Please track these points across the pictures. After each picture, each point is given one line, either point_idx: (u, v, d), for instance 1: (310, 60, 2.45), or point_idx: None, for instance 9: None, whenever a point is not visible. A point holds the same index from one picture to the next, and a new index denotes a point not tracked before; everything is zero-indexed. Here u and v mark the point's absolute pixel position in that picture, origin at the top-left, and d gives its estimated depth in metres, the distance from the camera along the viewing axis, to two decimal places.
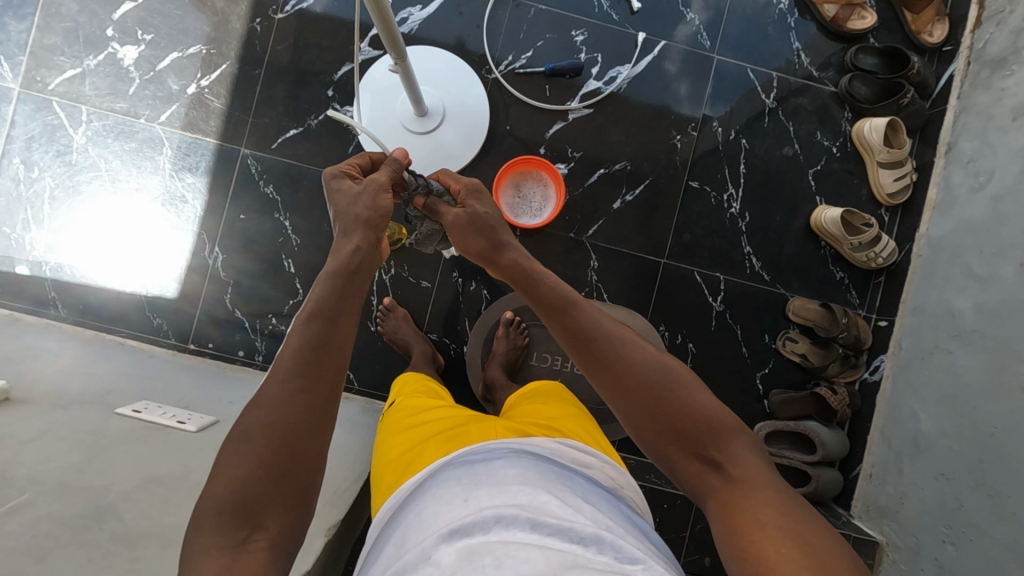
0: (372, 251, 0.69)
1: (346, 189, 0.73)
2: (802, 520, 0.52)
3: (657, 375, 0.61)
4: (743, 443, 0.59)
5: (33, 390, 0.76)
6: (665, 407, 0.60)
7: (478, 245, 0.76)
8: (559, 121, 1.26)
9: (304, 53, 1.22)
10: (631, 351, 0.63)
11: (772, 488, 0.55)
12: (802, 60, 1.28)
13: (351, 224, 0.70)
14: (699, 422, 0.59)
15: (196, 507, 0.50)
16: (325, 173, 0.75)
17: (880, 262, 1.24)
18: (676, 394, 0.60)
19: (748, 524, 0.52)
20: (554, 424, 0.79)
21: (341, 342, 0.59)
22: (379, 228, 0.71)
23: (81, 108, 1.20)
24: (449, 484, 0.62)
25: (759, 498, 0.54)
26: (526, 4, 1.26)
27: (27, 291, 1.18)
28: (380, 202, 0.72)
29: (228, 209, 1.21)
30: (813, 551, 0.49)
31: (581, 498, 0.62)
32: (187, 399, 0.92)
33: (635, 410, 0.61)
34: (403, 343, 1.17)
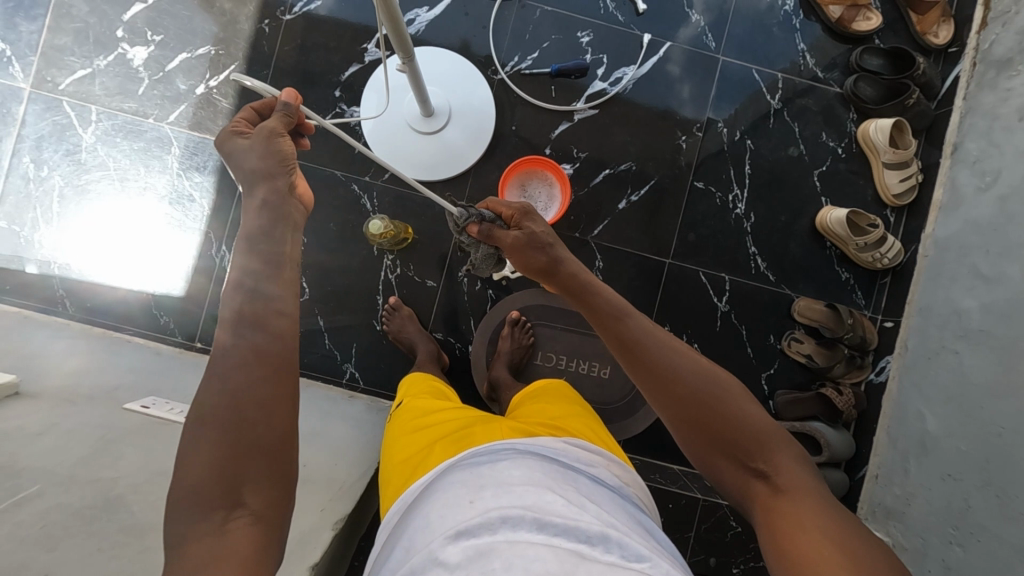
0: (282, 201, 0.64)
1: (238, 145, 0.65)
2: (849, 528, 0.52)
3: (709, 386, 0.61)
4: (792, 454, 0.58)
5: (42, 385, 0.77)
6: (715, 417, 0.60)
7: (533, 255, 0.76)
8: (565, 121, 1.26)
9: (312, 54, 1.23)
10: (681, 360, 0.63)
11: (819, 500, 0.55)
12: (808, 61, 1.29)
13: (252, 178, 0.64)
14: (750, 432, 0.59)
15: (172, 488, 0.50)
16: (214, 139, 0.67)
17: (886, 263, 1.23)
18: (728, 404, 0.60)
19: (795, 532, 0.52)
20: (560, 424, 0.79)
21: (268, 299, 0.58)
22: (283, 175, 0.64)
23: (91, 108, 1.21)
24: (455, 487, 0.62)
25: (807, 509, 0.54)
26: (532, 5, 1.26)
27: (36, 289, 1.19)
28: (276, 148, 0.64)
29: (235, 208, 1.22)
30: (857, 558, 0.49)
31: (587, 498, 0.62)
32: (194, 396, 0.92)
33: (684, 419, 0.61)
34: (409, 341, 1.18)
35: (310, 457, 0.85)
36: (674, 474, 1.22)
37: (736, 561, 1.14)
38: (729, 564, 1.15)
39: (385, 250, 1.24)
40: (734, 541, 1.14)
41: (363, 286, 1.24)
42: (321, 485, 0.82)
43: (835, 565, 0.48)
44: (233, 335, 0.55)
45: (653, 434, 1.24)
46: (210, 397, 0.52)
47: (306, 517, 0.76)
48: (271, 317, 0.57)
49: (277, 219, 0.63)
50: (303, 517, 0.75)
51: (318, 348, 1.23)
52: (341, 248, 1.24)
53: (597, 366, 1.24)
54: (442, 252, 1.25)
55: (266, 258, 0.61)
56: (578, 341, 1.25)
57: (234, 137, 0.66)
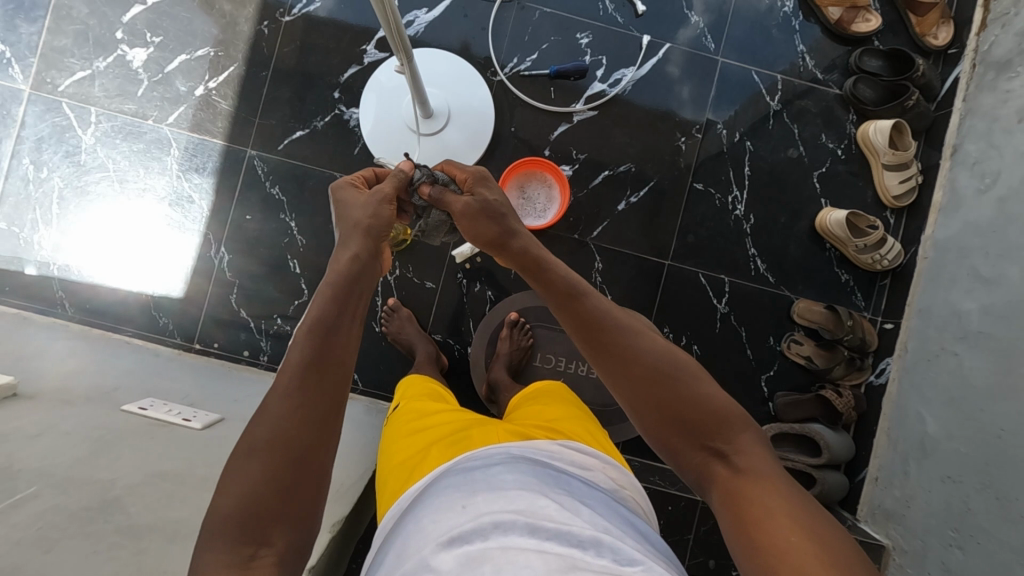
0: (372, 259, 0.68)
1: (350, 197, 0.74)
2: (807, 509, 0.52)
3: (666, 364, 0.61)
4: (750, 435, 0.59)
5: (40, 386, 0.77)
6: (672, 397, 0.60)
7: (490, 231, 0.74)
8: (564, 122, 1.26)
9: (311, 55, 1.23)
10: (639, 341, 0.63)
11: (778, 479, 0.55)
12: (807, 63, 1.28)
13: (350, 230, 0.69)
14: (707, 411, 0.59)
15: (205, 521, 0.50)
16: (331, 185, 0.76)
17: (886, 264, 1.23)
18: (685, 383, 0.60)
19: (756, 513, 0.52)
20: (556, 426, 0.79)
21: (342, 351, 0.59)
22: (379, 236, 0.70)
23: (91, 110, 1.21)
24: (448, 492, 0.62)
25: (766, 487, 0.54)
26: (531, 7, 1.26)
27: (35, 290, 1.19)
28: (382, 210, 0.72)
29: (235, 210, 1.22)
30: (819, 539, 0.49)
31: (581, 502, 0.62)
32: (193, 397, 0.92)
33: (641, 399, 0.61)
34: (407, 343, 1.17)
35: None
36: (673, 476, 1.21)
37: (735, 563, 1.14)
38: (728, 566, 1.14)
39: None
40: None
41: None
42: None
43: (796, 547, 0.48)
44: (294, 380, 0.56)
45: None
46: (259, 439, 0.53)
47: None
48: (339, 371, 0.58)
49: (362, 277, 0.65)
50: None
51: None
52: None
53: None
54: (442, 254, 1.25)
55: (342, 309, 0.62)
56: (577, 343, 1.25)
57: (348, 189, 0.75)
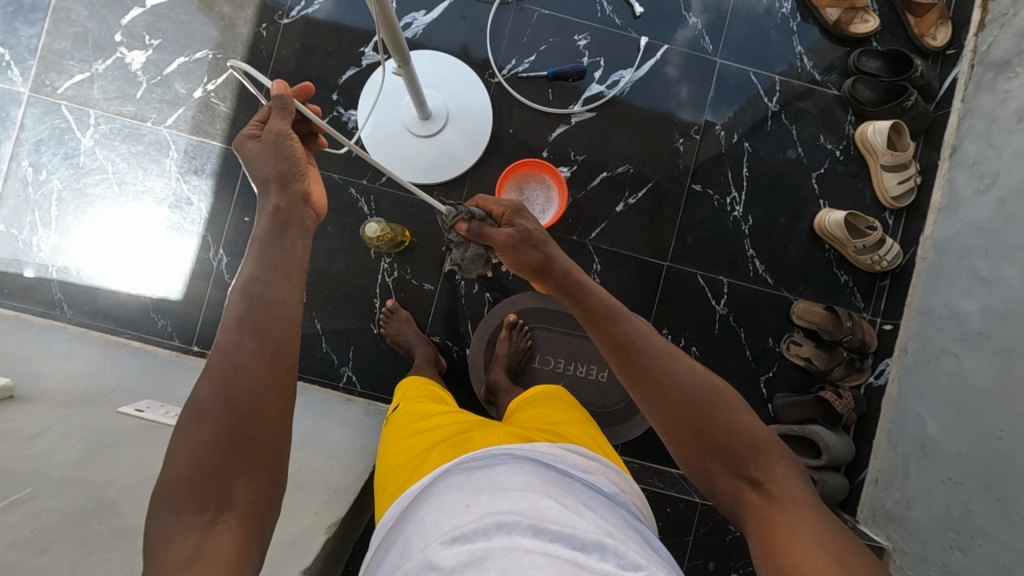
0: (294, 207, 0.68)
1: (251, 148, 0.70)
2: (840, 539, 0.52)
3: (705, 390, 0.62)
4: (785, 464, 0.59)
5: (37, 388, 0.77)
6: (710, 422, 0.60)
7: (532, 258, 0.74)
8: (562, 124, 1.26)
9: (310, 58, 1.23)
10: (677, 365, 0.63)
11: (811, 509, 0.55)
12: (806, 64, 1.28)
13: (266, 186, 0.68)
14: (744, 439, 0.59)
15: (156, 491, 0.50)
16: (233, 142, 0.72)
17: (885, 266, 1.23)
18: (723, 409, 0.60)
19: (788, 538, 0.52)
20: (556, 429, 0.79)
21: (280, 301, 0.59)
22: (295, 179, 0.69)
23: (90, 112, 1.21)
24: (451, 491, 0.62)
25: (799, 515, 0.54)
26: (529, 8, 1.26)
27: (34, 293, 1.19)
28: (285, 150, 0.68)
29: (233, 212, 1.22)
30: (854, 566, 0.49)
31: (584, 504, 0.62)
32: (191, 399, 0.92)
33: (677, 424, 0.61)
34: (406, 344, 1.17)
35: (306, 461, 0.85)
36: (673, 477, 1.21)
37: (734, 565, 1.14)
38: (728, 568, 1.14)
39: (382, 253, 1.24)
40: (733, 546, 1.13)
41: (360, 289, 1.24)
42: (316, 488, 0.82)
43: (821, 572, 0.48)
44: (235, 336, 0.56)
45: (651, 437, 1.24)
46: (204, 399, 0.53)
47: (300, 521, 0.75)
48: (278, 320, 0.58)
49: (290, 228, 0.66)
50: (297, 519, 0.75)
51: (315, 351, 1.23)
52: (338, 251, 1.24)
53: (595, 369, 1.24)
54: (440, 255, 1.25)
55: (274, 265, 0.62)
56: (576, 345, 1.24)
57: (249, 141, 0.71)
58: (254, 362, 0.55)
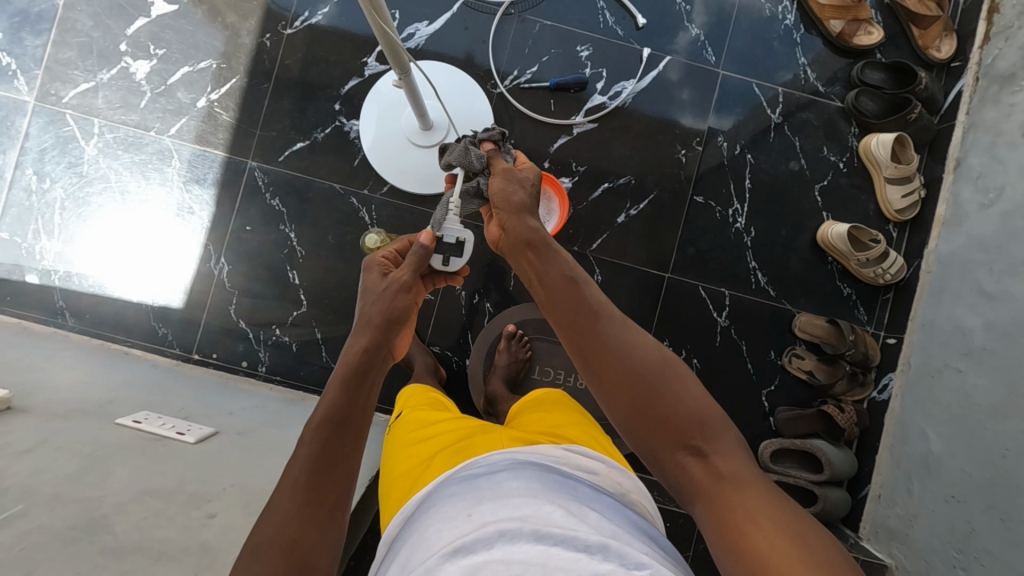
0: (379, 354, 0.72)
1: (373, 282, 0.78)
2: (791, 523, 0.52)
3: (652, 362, 0.63)
4: (731, 440, 0.60)
5: (36, 400, 0.78)
6: (656, 396, 0.61)
7: (514, 201, 0.81)
8: (563, 135, 1.25)
9: (312, 68, 1.24)
10: (626, 339, 0.65)
11: (758, 488, 0.56)
12: (809, 75, 1.27)
13: (362, 324, 0.74)
14: (690, 414, 0.60)
15: None
16: (363, 265, 0.81)
17: (888, 279, 1.21)
18: (667, 382, 0.62)
19: (738, 517, 0.53)
20: (558, 431, 0.80)
21: (354, 438, 0.64)
22: (391, 330, 0.74)
23: (94, 121, 1.22)
24: (452, 501, 0.62)
25: (749, 498, 0.55)
26: (531, 19, 1.26)
27: (35, 299, 1.20)
28: (396, 302, 0.76)
29: (235, 220, 1.22)
30: (796, 541, 0.50)
31: (588, 507, 0.61)
32: (188, 411, 0.92)
33: (625, 396, 0.62)
34: (406, 355, 1.18)
35: None
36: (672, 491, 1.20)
37: None
38: None
39: None
40: None
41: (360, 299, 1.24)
42: None
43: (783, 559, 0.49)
44: (304, 471, 0.59)
45: None
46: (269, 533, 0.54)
47: None
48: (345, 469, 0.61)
49: (371, 368, 0.70)
50: None
51: (315, 361, 1.22)
52: (339, 260, 1.23)
53: None
54: None
55: (352, 401, 0.66)
56: None
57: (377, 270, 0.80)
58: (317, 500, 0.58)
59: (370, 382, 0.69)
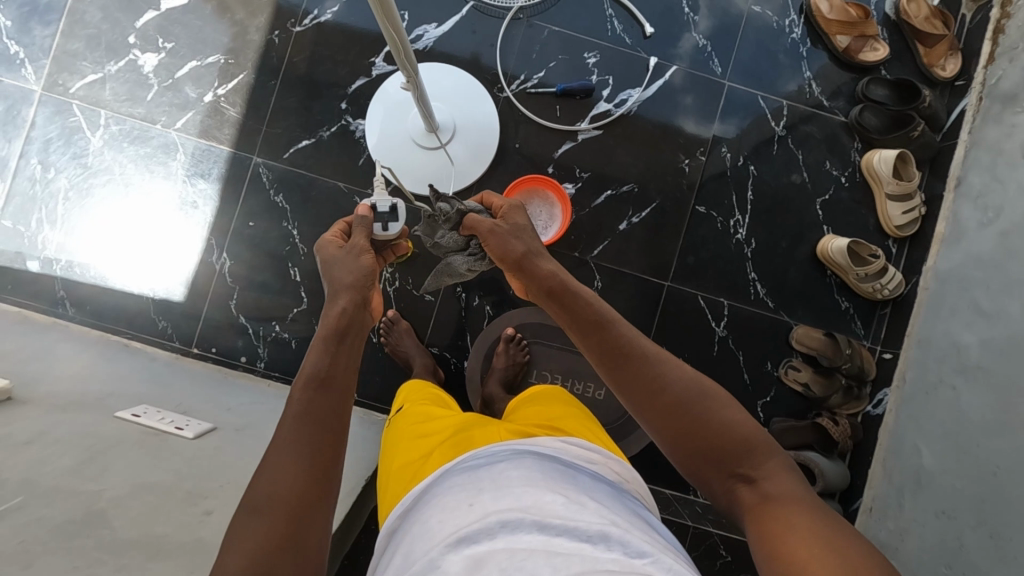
0: (357, 312, 0.72)
1: (331, 254, 0.79)
2: (839, 532, 0.51)
3: (693, 393, 0.62)
4: (778, 462, 0.60)
5: (34, 391, 0.78)
6: (702, 423, 0.61)
7: (516, 249, 0.77)
8: (568, 141, 1.26)
9: (319, 66, 1.24)
10: (665, 370, 0.64)
11: (805, 504, 0.55)
12: (813, 89, 1.28)
13: (336, 289, 0.74)
14: (735, 440, 0.60)
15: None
16: (314, 245, 0.81)
17: (886, 294, 1.22)
18: (718, 411, 0.61)
19: (785, 534, 0.52)
20: (555, 424, 0.82)
21: (337, 407, 0.63)
22: (364, 289, 0.75)
23: (100, 112, 1.22)
24: (455, 491, 0.65)
25: (798, 513, 0.54)
26: (540, 25, 1.26)
27: (36, 289, 1.20)
28: (361, 263, 0.77)
29: (238, 215, 1.23)
30: (846, 556, 0.48)
31: (588, 495, 0.64)
32: (186, 405, 0.92)
33: (670, 426, 0.62)
34: (405, 356, 1.19)
35: None
36: (666, 499, 1.21)
37: None
38: None
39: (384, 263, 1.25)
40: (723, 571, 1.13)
41: None
42: None
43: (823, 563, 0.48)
44: (293, 429, 0.59)
45: (646, 458, 1.24)
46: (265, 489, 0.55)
47: None
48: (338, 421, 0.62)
49: (352, 328, 0.70)
50: None
51: None
52: None
53: (592, 386, 1.24)
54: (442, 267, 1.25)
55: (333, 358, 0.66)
56: (574, 361, 1.25)
57: (329, 245, 0.80)
58: (315, 457, 0.58)
59: (350, 340, 0.69)
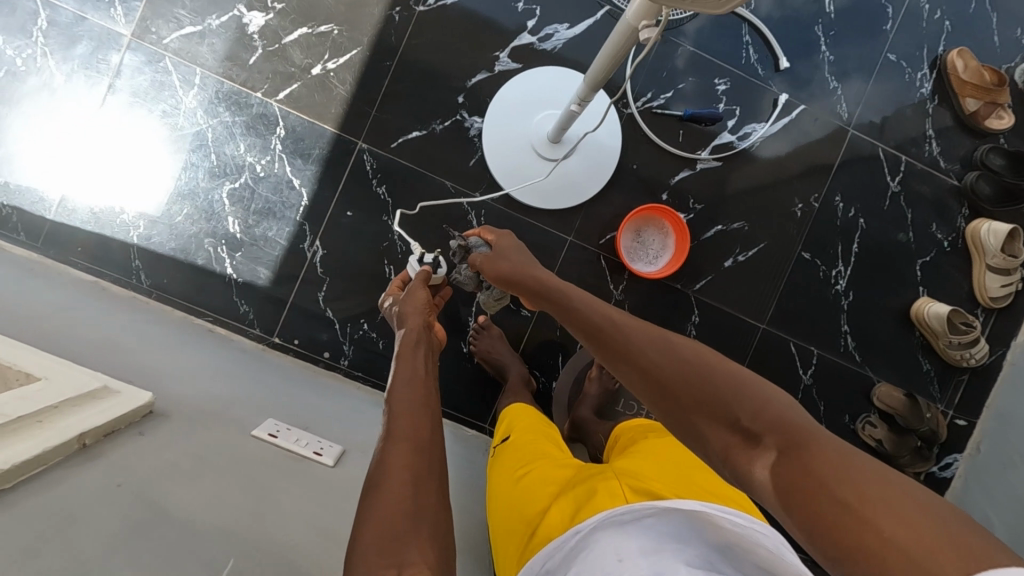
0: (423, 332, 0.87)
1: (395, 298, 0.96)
2: (871, 477, 0.43)
3: (664, 349, 0.60)
4: (775, 401, 0.52)
5: (167, 400, 0.71)
6: (673, 374, 0.57)
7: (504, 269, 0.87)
8: (686, 169, 1.22)
9: (440, 53, 1.15)
10: (631, 336, 0.64)
11: (814, 444, 0.47)
12: (932, 148, 1.27)
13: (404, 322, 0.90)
14: (713, 384, 0.55)
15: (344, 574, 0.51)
16: (381, 300, 1.00)
17: (972, 362, 1.24)
18: (692, 361, 0.58)
19: (805, 481, 0.45)
20: (689, 473, 0.76)
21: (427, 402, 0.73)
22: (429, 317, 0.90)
23: (196, 70, 1.11)
24: (600, 545, 0.60)
25: (810, 456, 0.46)
26: (674, 41, 1.20)
27: (109, 254, 1.10)
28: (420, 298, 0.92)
29: (336, 203, 1.15)
30: (884, 505, 0.40)
31: (750, 550, 0.58)
32: (302, 417, 0.87)
33: (646, 384, 0.60)
34: (498, 363, 1.14)
35: None
36: None
37: None
38: None
39: None
40: None
41: (454, 305, 1.19)
42: None
43: (856, 515, 0.40)
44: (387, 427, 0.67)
45: None
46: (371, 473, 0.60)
47: None
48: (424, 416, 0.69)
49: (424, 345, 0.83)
50: None
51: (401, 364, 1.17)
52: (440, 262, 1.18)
53: None
54: None
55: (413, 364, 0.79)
56: None
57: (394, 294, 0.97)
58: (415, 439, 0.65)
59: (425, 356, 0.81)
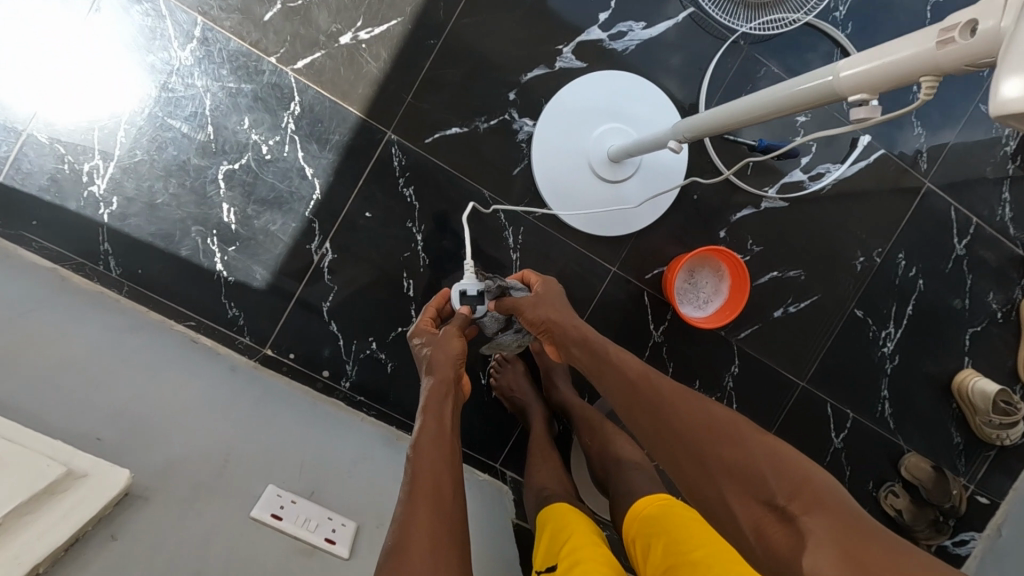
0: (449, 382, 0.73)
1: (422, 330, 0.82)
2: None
3: (705, 420, 0.55)
4: (826, 485, 0.47)
5: (148, 469, 0.56)
6: (714, 446, 0.52)
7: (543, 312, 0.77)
8: (750, 206, 1.09)
9: (493, 39, 0.98)
10: (675, 404, 0.58)
11: (872, 536, 0.41)
12: (1005, 212, 1.18)
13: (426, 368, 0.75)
14: (758, 461, 0.49)
15: None
16: (410, 334, 0.84)
17: (1006, 441, 1.20)
18: (737, 436, 0.52)
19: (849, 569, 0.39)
20: None
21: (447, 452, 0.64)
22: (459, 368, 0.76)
23: (196, 19, 0.90)
24: None
25: (861, 546, 0.40)
26: (759, 59, 1.05)
27: (71, 232, 0.90)
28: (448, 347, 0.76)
29: (354, 200, 0.98)
30: None
31: None
32: (307, 473, 0.73)
33: (682, 453, 0.54)
34: (520, 402, 1.02)
35: None
36: None
37: None
38: None
39: None
40: None
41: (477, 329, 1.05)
42: None
43: None
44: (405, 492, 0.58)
45: None
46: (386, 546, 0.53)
47: None
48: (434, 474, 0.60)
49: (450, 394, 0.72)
50: None
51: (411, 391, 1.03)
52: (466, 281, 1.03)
53: None
54: None
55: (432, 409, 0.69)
56: None
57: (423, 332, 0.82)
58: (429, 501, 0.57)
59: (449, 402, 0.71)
